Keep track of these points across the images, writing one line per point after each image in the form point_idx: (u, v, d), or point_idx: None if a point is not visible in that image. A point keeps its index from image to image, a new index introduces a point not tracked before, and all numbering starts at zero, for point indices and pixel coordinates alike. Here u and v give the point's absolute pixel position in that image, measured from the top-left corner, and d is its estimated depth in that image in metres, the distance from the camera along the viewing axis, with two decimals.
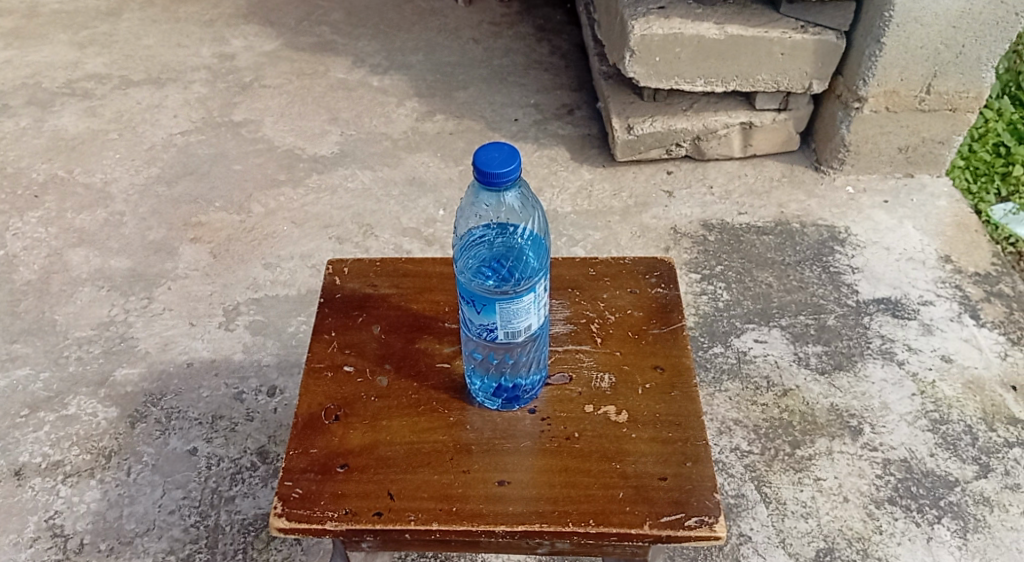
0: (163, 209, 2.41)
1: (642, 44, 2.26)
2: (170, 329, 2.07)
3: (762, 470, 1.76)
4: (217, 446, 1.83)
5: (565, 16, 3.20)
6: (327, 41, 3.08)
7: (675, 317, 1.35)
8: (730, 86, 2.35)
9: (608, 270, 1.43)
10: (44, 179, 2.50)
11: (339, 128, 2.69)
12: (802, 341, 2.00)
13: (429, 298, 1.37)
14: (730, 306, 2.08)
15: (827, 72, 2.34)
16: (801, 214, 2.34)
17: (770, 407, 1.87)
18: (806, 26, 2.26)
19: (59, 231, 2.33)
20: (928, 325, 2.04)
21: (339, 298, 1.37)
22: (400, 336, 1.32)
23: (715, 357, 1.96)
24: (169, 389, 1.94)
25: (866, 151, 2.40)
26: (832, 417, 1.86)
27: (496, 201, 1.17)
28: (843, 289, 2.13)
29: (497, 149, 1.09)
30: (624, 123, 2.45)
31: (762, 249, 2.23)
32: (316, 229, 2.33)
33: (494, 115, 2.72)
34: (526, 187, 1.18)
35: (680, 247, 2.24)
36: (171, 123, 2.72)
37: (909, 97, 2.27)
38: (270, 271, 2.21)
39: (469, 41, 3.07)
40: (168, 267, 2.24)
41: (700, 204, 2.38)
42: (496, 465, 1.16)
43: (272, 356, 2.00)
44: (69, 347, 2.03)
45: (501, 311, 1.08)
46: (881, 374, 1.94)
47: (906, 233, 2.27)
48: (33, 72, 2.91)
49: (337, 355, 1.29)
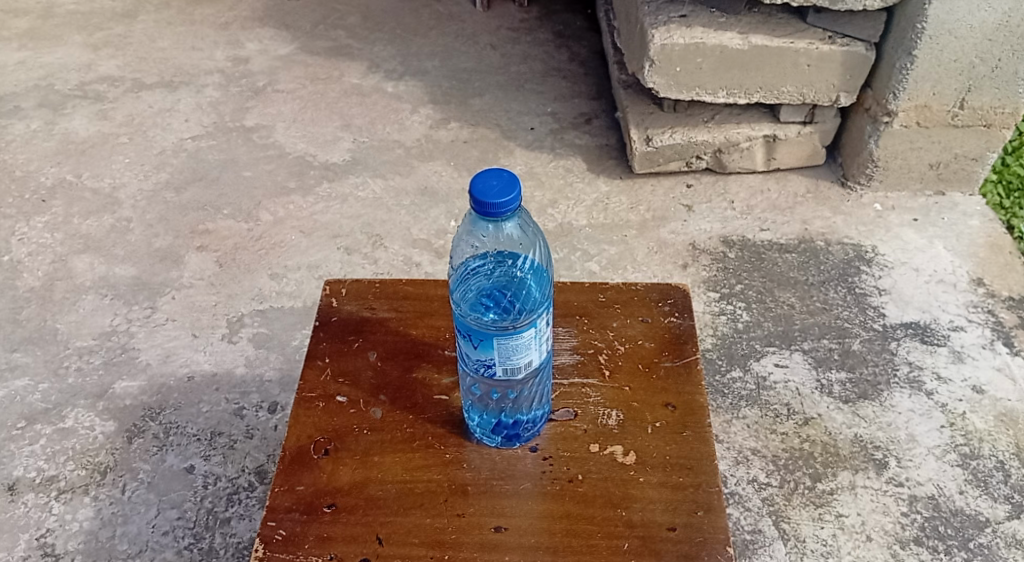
0: (170, 216, 2.37)
1: (663, 54, 2.18)
2: (172, 340, 2.02)
3: (780, 505, 1.68)
4: (215, 465, 1.78)
5: (584, 22, 3.13)
6: (342, 45, 3.03)
7: (689, 350, 1.27)
8: (753, 97, 2.27)
9: (619, 297, 1.35)
10: (53, 183, 2.46)
11: (351, 134, 2.63)
12: (825, 366, 1.92)
13: (428, 323, 1.29)
14: (750, 327, 2.00)
15: (855, 85, 2.24)
16: (826, 231, 2.25)
17: (791, 437, 1.78)
18: (834, 37, 2.18)
19: (64, 236, 2.29)
20: (958, 352, 1.95)
21: (334, 321, 1.30)
22: (397, 364, 1.24)
23: (733, 382, 1.88)
24: (168, 404, 1.89)
25: (895, 168, 2.30)
26: (856, 448, 1.77)
27: (493, 232, 1.10)
28: (869, 312, 2.04)
29: (495, 176, 1.01)
30: (643, 134, 2.37)
31: (784, 267, 2.15)
32: (324, 239, 2.28)
33: (510, 123, 2.65)
34: (528, 216, 1.11)
35: (699, 264, 2.16)
36: (183, 127, 2.67)
37: (941, 112, 2.18)
38: (276, 281, 2.16)
39: (486, 46, 3.00)
40: (173, 276, 2.19)
41: (721, 219, 2.30)
42: (493, 509, 1.09)
43: (274, 371, 1.94)
44: (69, 358, 1.98)
45: (499, 348, 0.99)
46: (909, 404, 1.85)
47: (936, 254, 2.18)
48: (46, 73, 2.89)
49: (330, 385, 1.22)
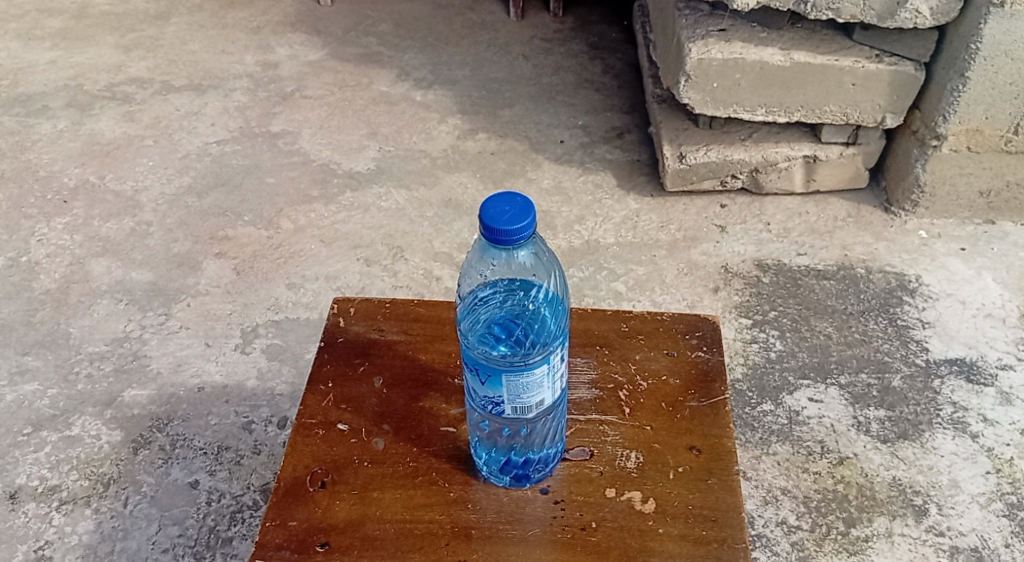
0: (190, 221, 2.32)
1: (700, 68, 2.10)
2: (184, 349, 1.97)
3: (810, 550, 1.58)
4: (220, 481, 1.72)
5: (620, 34, 3.05)
6: (373, 52, 2.97)
7: (717, 389, 1.18)
8: (794, 116, 2.17)
9: (643, 326, 1.27)
10: (75, 184, 2.43)
11: (378, 142, 2.58)
12: (862, 403, 1.81)
13: (439, 348, 1.23)
14: (784, 357, 1.90)
15: (902, 106, 2.14)
16: (867, 258, 2.14)
17: (824, 477, 1.68)
18: (881, 55, 2.08)
19: (83, 238, 2.26)
20: (1006, 393, 1.83)
21: (340, 343, 1.23)
22: (403, 391, 1.17)
23: (764, 415, 1.78)
24: (176, 415, 1.84)
25: (942, 194, 2.19)
26: (893, 493, 1.66)
27: (505, 259, 1.02)
28: (911, 346, 1.93)
29: (508, 200, 0.93)
30: (677, 150, 2.28)
31: (821, 295, 2.05)
32: (345, 249, 2.22)
33: (540, 136, 2.58)
34: (543, 244, 1.03)
35: (731, 288, 2.06)
36: (208, 131, 2.63)
37: (993, 137, 2.07)
38: (293, 292, 2.10)
39: (518, 57, 2.93)
40: (189, 282, 2.14)
41: (756, 241, 2.20)
42: (498, 557, 1.01)
43: (286, 386, 1.88)
44: (79, 364, 1.94)
45: (508, 385, 0.92)
46: (952, 447, 1.74)
47: (983, 286, 2.06)
48: (76, 73, 2.87)
49: (331, 411, 1.15)
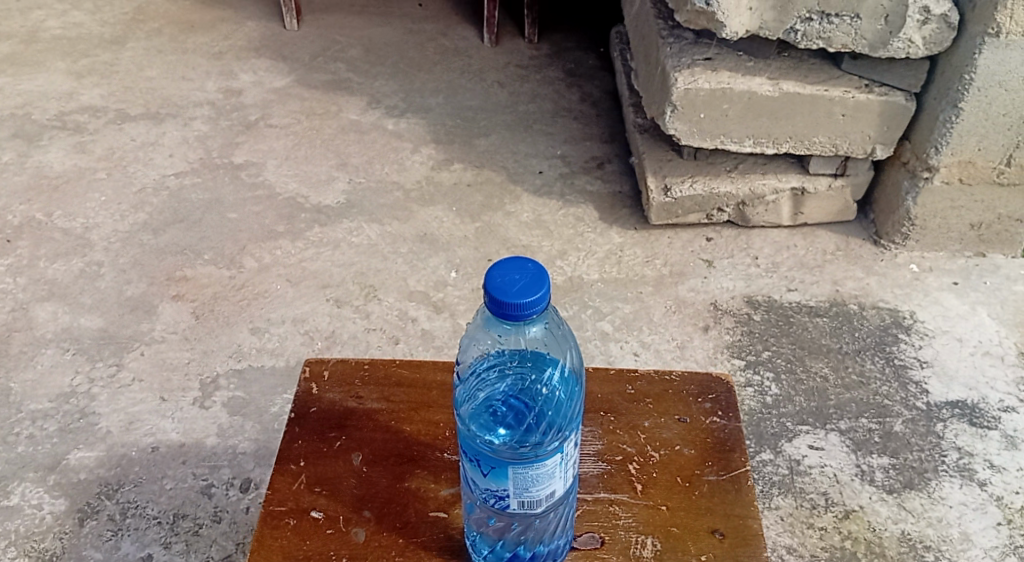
0: (145, 260, 2.18)
1: (685, 99, 2.01)
2: (137, 404, 1.82)
3: None
4: (176, 554, 1.57)
5: (597, 60, 2.97)
6: (341, 79, 2.86)
7: (736, 461, 1.09)
8: (782, 147, 2.09)
9: (650, 389, 1.18)
10: (20, 221, 2.27)
11: (347, 174, 2.45)
12: (864, 450, 1.72)
13: (424, 418, 1.13)
14: (781, 402, 1.80)
15: (892, 137, 2.07)
16: (859, 294, 2.07)
17: (830, 533, 1.58)
18: (871, 85, 2.02)
19: (28, 282, 2.10)
20: (1011, 437, 1.75)
21: (313, 414, 1.13)
22: (385, 469, 1.07)
23: (764, 466, 1.68)
24: (128, 479, 1.69)
25: (933, 227, 2.12)
26: (903, 548, 1.57)
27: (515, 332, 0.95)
28: (911, 388, 1.85)
29: (518, 268, 0.85)
30: (661, 183, 2.20)
31: (815, 333, 1.96)
32: (313, 289, 2.09)
33: (517, 167, 2.48)
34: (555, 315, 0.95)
35: (721, 327, 1.97)
36: (166, 163, 2.49)
37: (986, 168, 2.01)
38: (258, 336, 1.96)
39: (493, 84, 2.84)
40: (144, 328, 1.99)
41: (744, 277, 2.11)
42: None
43: (250, 442, 1.74)
44: (21, 422, 1.78)
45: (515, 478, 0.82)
46: (960, 497, 1.65)
47: (979, 322, 1.99)
48: (24, 102, 2.71)
49: (304, 497, 1.04)
